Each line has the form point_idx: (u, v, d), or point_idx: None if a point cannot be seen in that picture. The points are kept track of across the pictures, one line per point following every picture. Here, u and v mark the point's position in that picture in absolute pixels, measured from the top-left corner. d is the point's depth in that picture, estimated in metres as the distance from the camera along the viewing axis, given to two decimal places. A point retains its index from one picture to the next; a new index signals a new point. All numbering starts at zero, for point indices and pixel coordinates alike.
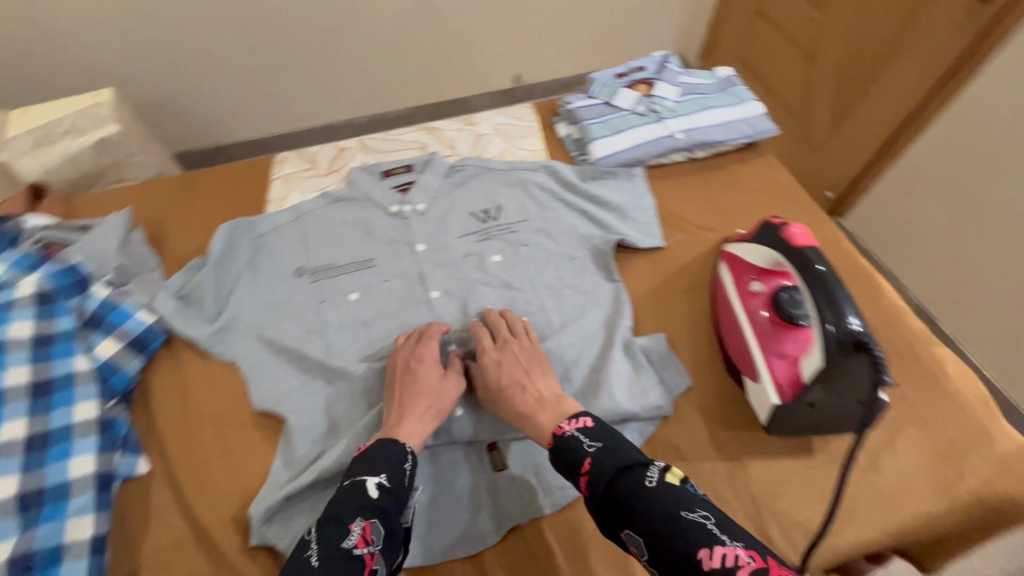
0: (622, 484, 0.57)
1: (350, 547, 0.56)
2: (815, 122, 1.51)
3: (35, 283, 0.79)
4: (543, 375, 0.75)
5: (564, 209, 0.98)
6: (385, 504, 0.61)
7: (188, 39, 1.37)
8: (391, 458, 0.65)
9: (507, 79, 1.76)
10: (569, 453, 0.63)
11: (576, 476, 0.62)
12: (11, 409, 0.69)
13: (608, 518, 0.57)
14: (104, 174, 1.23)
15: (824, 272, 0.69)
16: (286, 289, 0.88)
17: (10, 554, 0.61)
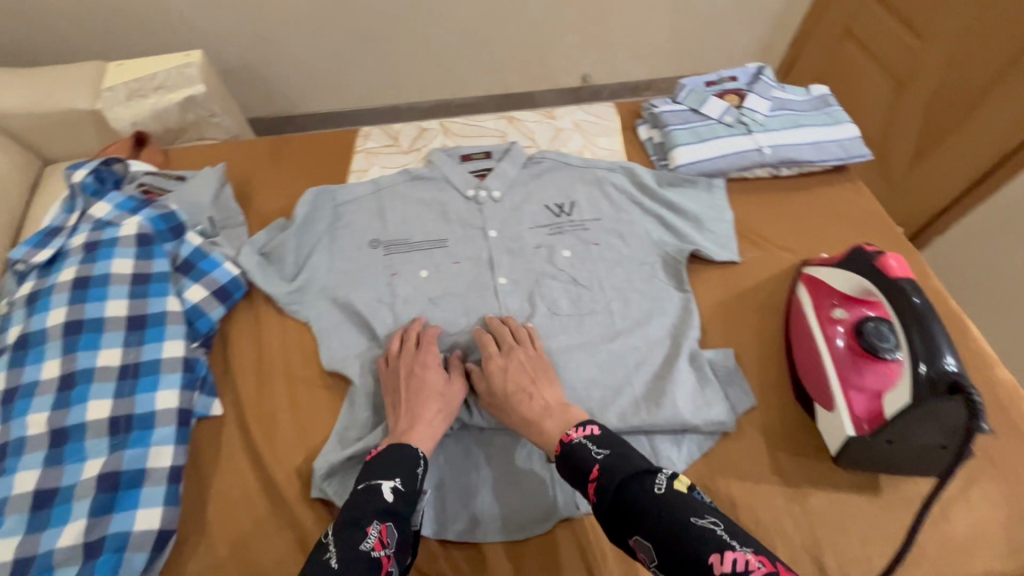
0: (630, 490, 0.55)
1: (367, 550, 0.55)
2: (900, 151, 1.46)
3: (138, 225, 0.84)
4: (548, 381, 0.74)
5: (640, 213, 0.95)
6: (400, 508, 0.60)
7: (276, 10, 1.42)
8: (403, 459, 0.64)
9: (576, 78, 1.75)
10: (577, 461, 0.61)
11: (584, 484, 0.60)
12: (111, 338, 0.75)
13: (614, 522, 0.55)
14: (185, 132, 1.28)
15: (920, 305, 0.66)
16: (360, 258, 0.89)
17: (101, 470, 0.66)
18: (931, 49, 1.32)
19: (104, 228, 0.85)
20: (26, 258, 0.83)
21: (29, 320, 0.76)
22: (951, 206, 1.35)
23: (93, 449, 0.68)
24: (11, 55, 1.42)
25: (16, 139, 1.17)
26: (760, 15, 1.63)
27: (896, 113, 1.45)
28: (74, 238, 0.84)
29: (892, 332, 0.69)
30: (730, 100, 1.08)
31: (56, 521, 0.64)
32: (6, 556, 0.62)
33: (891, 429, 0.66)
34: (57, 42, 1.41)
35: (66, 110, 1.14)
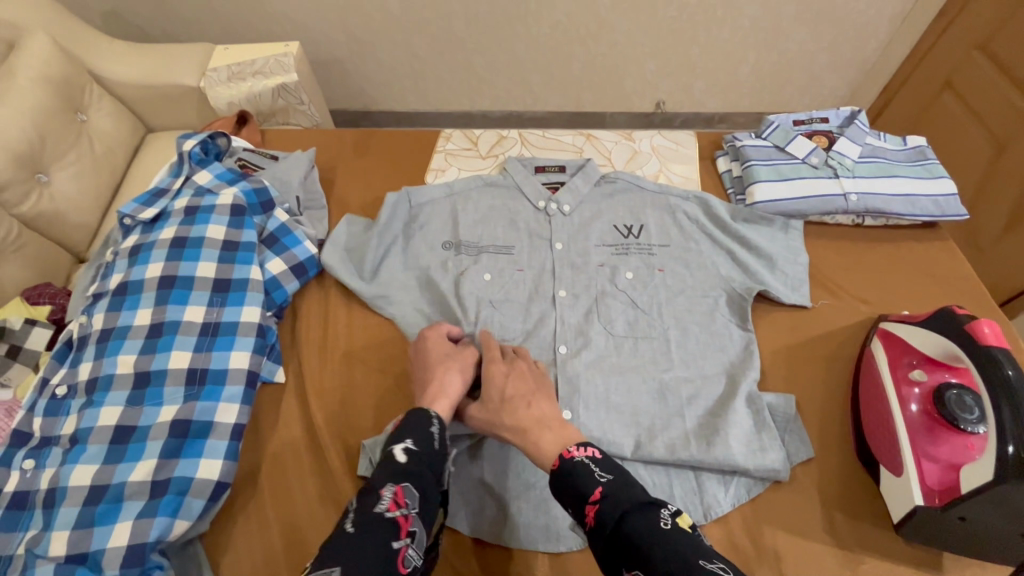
0: (631, 521, 0.52)
1: (383, 511, 0.53)
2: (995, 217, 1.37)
3: (233, 196, 0.90)
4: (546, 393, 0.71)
5: (710, 245, 0.93)
6: (412, 469, 0.59)
7: (372, 13, 1.50)
8: (415, 424, 0.64)
9: (650, 103, 1.75)
10: (575, 482, 0.59)
11: (580, 509, 0.57)
12: (198, 296, 0.81)
13: (612, 555, 0.53)
14: (275, 115, 1.36)
15: (1014, 379, 0.61)
16: (430, 254, 0.93)
17: (175, 416, 0.71)
18: None
19: (204, 195, 0.92)
20: (133, 213, 0.90)
21: (130, 270, 0.83)
22: None
23: (169, 396, 0.73)
24: (134, 32, 1.57)
25: (130, 106, 1.29)
26: (852, 59, 1.58)
27: (997, 174, 1.36)
28: (177, 201, 0.92)
29: (976, 405, 0.66)
30: (819, 141, 1.06)
31: (129, 457, 0.69)
32: (84, 480, 0.67)
33: (965, 506, 0.61)
34: (175, 23, 1.54)
35: (177, 86, 1.25)
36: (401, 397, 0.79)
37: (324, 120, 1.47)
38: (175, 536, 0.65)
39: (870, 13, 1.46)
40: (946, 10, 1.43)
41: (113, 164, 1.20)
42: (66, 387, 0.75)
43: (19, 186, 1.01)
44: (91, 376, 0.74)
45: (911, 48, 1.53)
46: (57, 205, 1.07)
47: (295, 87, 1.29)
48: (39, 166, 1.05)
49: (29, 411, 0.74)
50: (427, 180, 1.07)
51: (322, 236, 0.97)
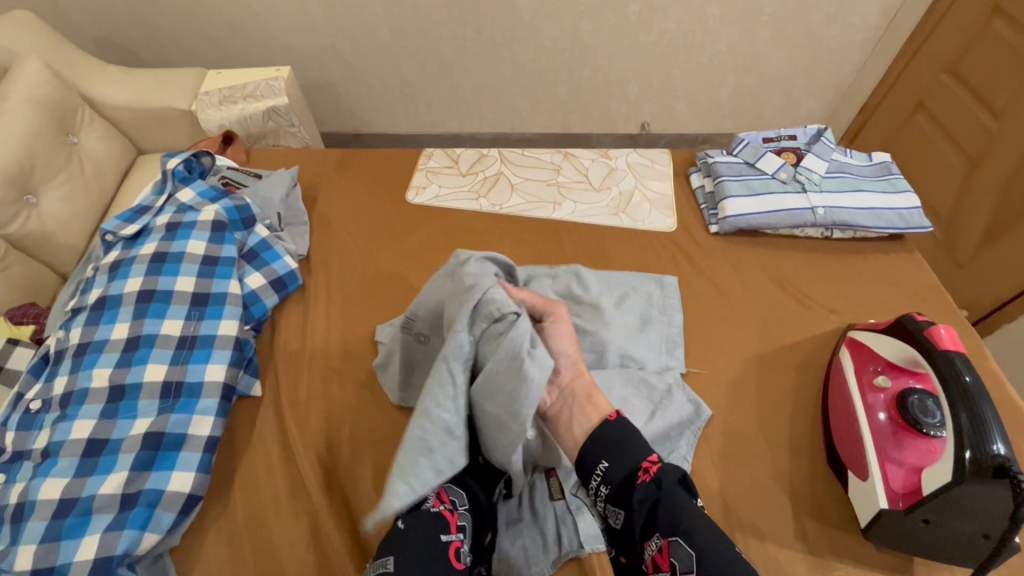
0: (677, 499, 0.62)
1: (429, 506, 0.64)
2: (967, 232, 1.42)
3: (215, 212, 0.92)
4: (563, 366, 0.73)
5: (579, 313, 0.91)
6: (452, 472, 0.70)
7: (362, 38, 1.55)
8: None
9: (635, 124, 1.80)
10: (632, 443, 0.66)
11: (631, 468, 0.64)
12: (176, 310, 0.82)
13: (648, 522, 0.63)
14: (265, 136, 1.39)
15: (971, 383, 0.63)
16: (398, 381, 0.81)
17: (148, 428, 0.71)
18: (1010, 131, 1.28)
19: (186, 212, 0.93)
20: (115, 230, 0.91)
21: (110, 285, 0.84)
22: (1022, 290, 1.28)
23: (144, 409, 0.73)
24: (129, 58, 1.60)
25: (122, 129, 1.31)
26: (831, 80, 1.65)
27: (971, 190, 1.40)
28: (159, 217, 0.93)
29: (938, 408, 0.68)
30: (786, 157, 1.09)
31: (101, 470, 0.68)
32: (53, 494, 0.66)
33: (927, 508, 0.62)
34: (171, 49, 1.58)
35: (166, 108, 1.27)
36: (360, 415, 0.80)
37: (314, 141, 1.49)
38: (143, 550, 0.65)
39: (841, 37, 1.53)
40: (915, 34, 1.49)
41: (102, 185, 1.21)
42: (40, 402, 0.75)
43: (7, 208, 1.02)
44: (66, 390, 0.74)
45: (883, 72, 1.59)
46: (44, 225, 1.08)
47: (286, 109, 1.32)
48: (28, 187, 1.07)
49: (2, 426, 0.74)
50: (408, 199, 1.09)
51: (303, 251, 0.98)
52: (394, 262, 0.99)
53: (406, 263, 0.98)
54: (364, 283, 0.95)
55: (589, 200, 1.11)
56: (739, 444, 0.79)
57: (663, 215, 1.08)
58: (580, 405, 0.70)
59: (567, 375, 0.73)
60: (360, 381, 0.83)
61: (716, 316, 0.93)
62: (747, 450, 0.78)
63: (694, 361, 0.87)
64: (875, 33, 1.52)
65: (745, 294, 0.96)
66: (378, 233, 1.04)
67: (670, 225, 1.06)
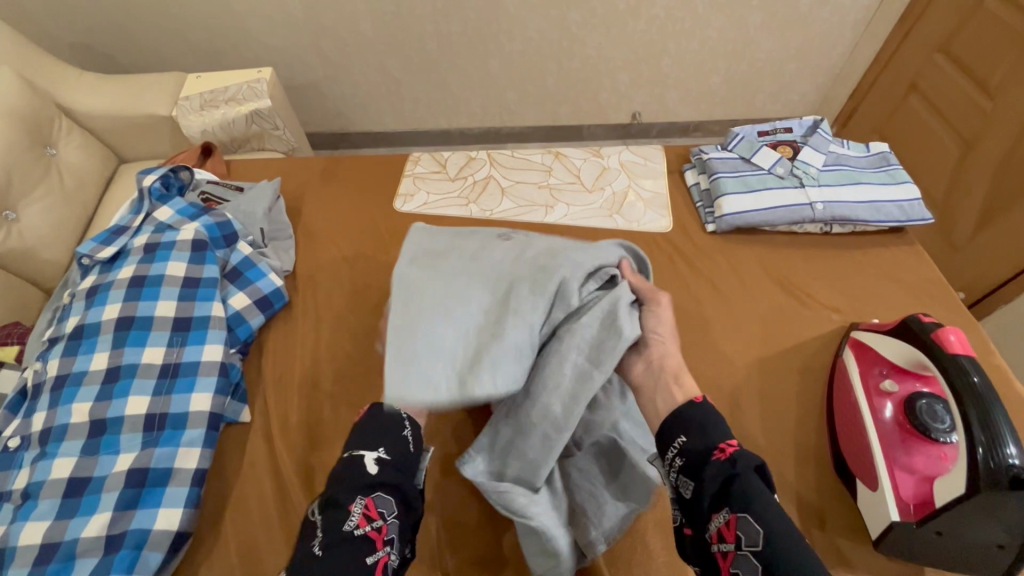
0: (754, 481, 0.55)
1: (351, 529, 0.59)
2: (960, 217, 1.39)
3: (195, 231, 0.89)
4: (654, 348, 0.72)
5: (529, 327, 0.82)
6: (383, 479, 0.63)
7: (342, 36, 1.50)
8: (386, 430, 0.67)
9: (626, 115, 1.76)
10: (715, 422, 0.61)
11: (708, 445, 0.59)
12: (157, 337, 0.78)
13: (719, 497, 0.55)
14: (250, 140, 1.33)
15: (980, 387, 0.62)
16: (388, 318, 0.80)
17: (131, 464, 0.68)
18: (1006, 111, 1.25)
19: (165, 231, 0.90)
20: (91, 253, 0.88)
21: (87, 312, 0.81)
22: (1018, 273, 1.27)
23: (126, 444, 0.70)
24: (107, 64, 1.55)
25: (101, 138, 1.27)
26: (823, 64, 1.62)
27: (966, 171, 1.37)
28: (136, 238, 0.90)
29: (947, 413, 0.67)
30: (783, 151, 1.07)
31: (83, 511, 0.66)
32: (34, 539, 0.64)
33: (940, 520, 0.61)
34: (148, 53, 1.53)
35: (146, 114, 1.23)
36: None
37: (301, 145, 1.43)
38: None
39: (833, 20, 1.50)
40: (908, 11, 1.45)
41: (84, 199, 1.18)
42: (18, 439, 0.72)
43: None
44: (45, 427, 0.71)
45: (875, 53, 1.56)
46: (25, 241, 1.05)
47: (269, 113, 1.26)
48: (6, 204, 1.03)
49: None
50: (395, 207, 1.06)
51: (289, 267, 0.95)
52: (382, 275, 0.95)
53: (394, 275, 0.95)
54: (354, 297, 0.92)
55: (582, 202, 1.09)
56: None
57: (658, 214, 1.06)
58: (666, 384, 0.69)
59: (655, 354, 0.72)
60: (352, 401, 0.81)
61: (715, 319, 0.90)
62: None
63: (695, 367, 0.85)
64: (866, 14, 1.49)
65: (744, 295, 0.93)
66: (365, 244, 1.00)
67: (666, 225, 1.04)
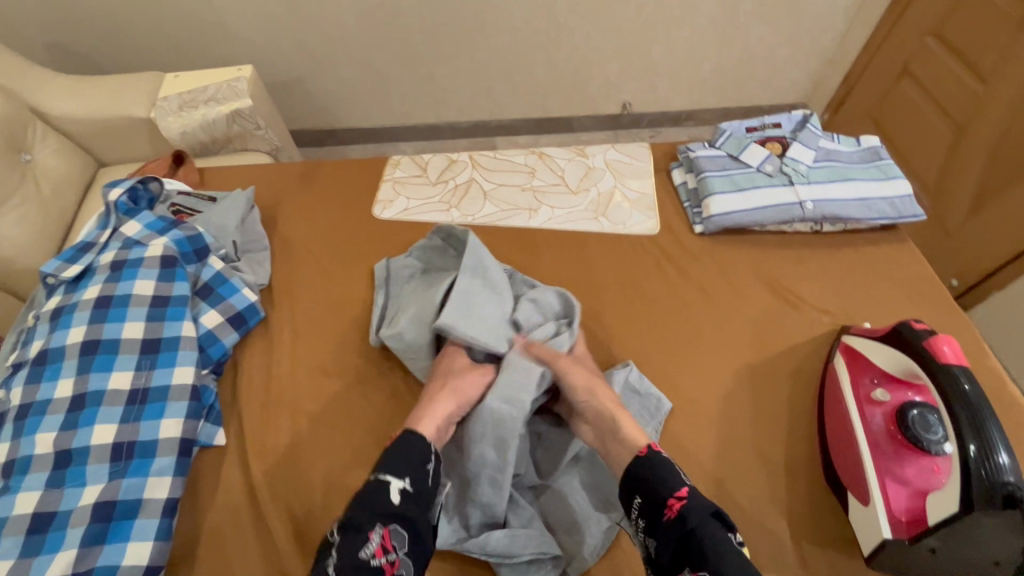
0: (711, 531, 0.58)
1: (368, 558, 0.58)
2: (950, 205, 1.37)
3: (164, 246, 0.86)
4: (584, 407, 0.73)
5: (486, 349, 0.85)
6: (404, 510, 0.62)
7: (321, 31, 1.45)
8: (412, 460, 0.65)
9: (616, 105, 1.73)
10: (659, 475, 0.64)
11: (658, 503, 0.62)
12: (124, 360, 0.76)
13: (679, 553, 0.59)
14: (231, 141, 1.28)
15: (973, 399, 0.61)
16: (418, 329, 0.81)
17: (97, 497, 0.66)
18: (996, 97, 1.22)
19: (132, 247, 0.87)
20: (56, 272, 0.84)
21: (51, 336, 0.78)
22: (1010, 261, 1.24)
23: (93, 475, 0.68)
24: (81, 64, 1.50)
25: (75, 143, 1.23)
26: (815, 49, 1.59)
27: (955, 160, 1.34)
28: (103, 255, 0.86)
29: (940, 423, 0.64)
30: (772, 148, 1.04)
31: (48, 548, 0.63)
32: None
33: (935, 537, 0.59)
34: (122, 51, 1.48)
35: (122, 117, 1.19)
36: (332, 462, 0.74)
37: (285, 146, 1.38)
38: None
39: (825, 4, 1.46)
40: None
41: (62, 206, 1.14)
42: None
43: None
44: (9, 458, 0.69)
45: (866, 39, 1.53)
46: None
47: (250, 111, 1.22)
48: None
49: None
50: (374, 213, 1.03)
51: (264, 281, 0.92)
52: (360, 287, 0.92)
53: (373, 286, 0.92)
54: (332, 311, 0.89)
55: (567, 204, 1.06)
56: (733, 465, 0.75)
57: (645, 215, 1.03)
58: (611, 442, 0.70)
59: (591, 413, 0.72)
60: (330, 420, 0.78)
61: (705, 324, 0.88)
62: (740, 471, 0.74)
63: (684, 375, 0.83)
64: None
65: (734, 298, 0.91)
66: (343, 254, 0.97)
67: (654, 226, 1.01)
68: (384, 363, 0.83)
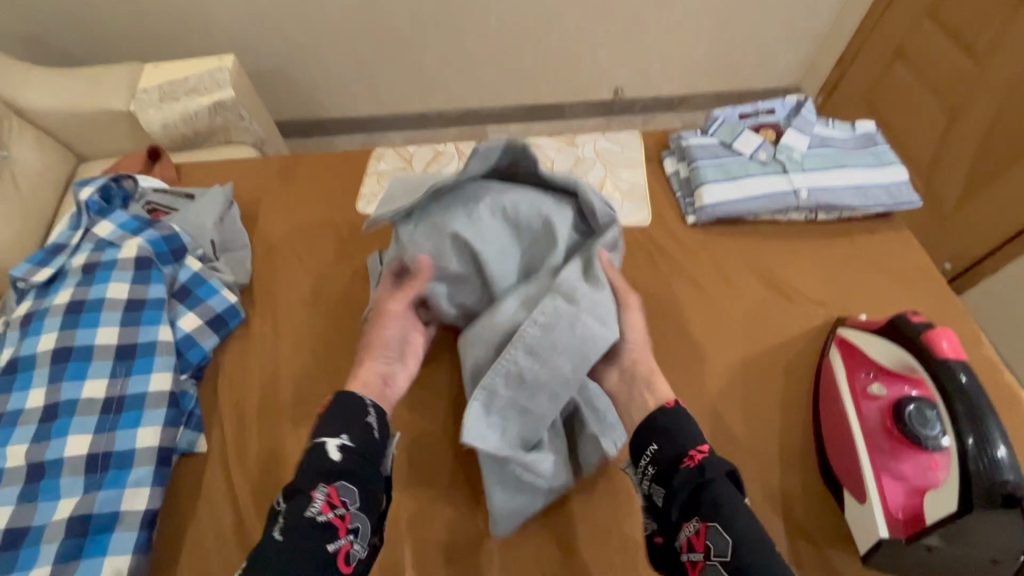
0: (724, 488, 0.58)
1: (314, 515, 0.57)
2: (943, 188, 1.34)
3: (138, 247, 0.82)
4: (633, 354, 0.73)
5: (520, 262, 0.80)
6: (347, 465, 0.61)
7: (302, 18, 1.40)
8: (352, 417, 0.65)
9: (608, 91, 1.69)
10: (684, 428, 0.63)
11: (680, 452, 0.61)
12: (98, 368, 0.73)
13: (689, 504, 0.58)
14: (213, 134, 1.23)
15: (974, 395, 0.59)
16: (451, 253, 0.76)
17: (72, 511, 0.64)
18: (991, 79, 1.20)
19: (105, 248, 0.83)
20: (26, 276, 0.81)
21: (21, 344, 0.75)
22: (1005, 241, 1.21)
23: (68, 488, 0.66)
24: (54, 56, 1.44)
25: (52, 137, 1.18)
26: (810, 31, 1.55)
27: (947, 144, 1.31)
28: (74, 257, 0.83)
29: (937, 419, 0.64)
30: (766, 135, 1.01)
31: (22, 565, 0.61)
32: None
33: (934, 536, 0.58)
34: (98, 42, 1.42)
35: (98, 111, 1.14)
36: None
37: (271, 137, 1.33)
38: None
39: None
40: None
41: (42, 204, 1.10)
42: None
43: None
44: None
45: (859, 22, 1.51)
46: None
47: (233, 102, 1.17)
48: None
49: None
50: (358, 208, 1.00)
51: (244, 281, 0.89)
52: (343, 284, 0.90)
53: (356, 284, 0.90)
54: (315, 311, 0.87)
55: None
56: (728, 462, 0.73)
57: (637, 206, 1.00)
58: (640, 391, 0.70)
59: (627, 360, 0.73)
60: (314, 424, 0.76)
61: (697, 318, 0.86)
62: (734, 469, 0.73)
63: (677, 370, 0.81)
64: None
65: (727, 290, 0.89)
66: (326, 251, 0.94)
67: (645, 218, 0.99)
68: None
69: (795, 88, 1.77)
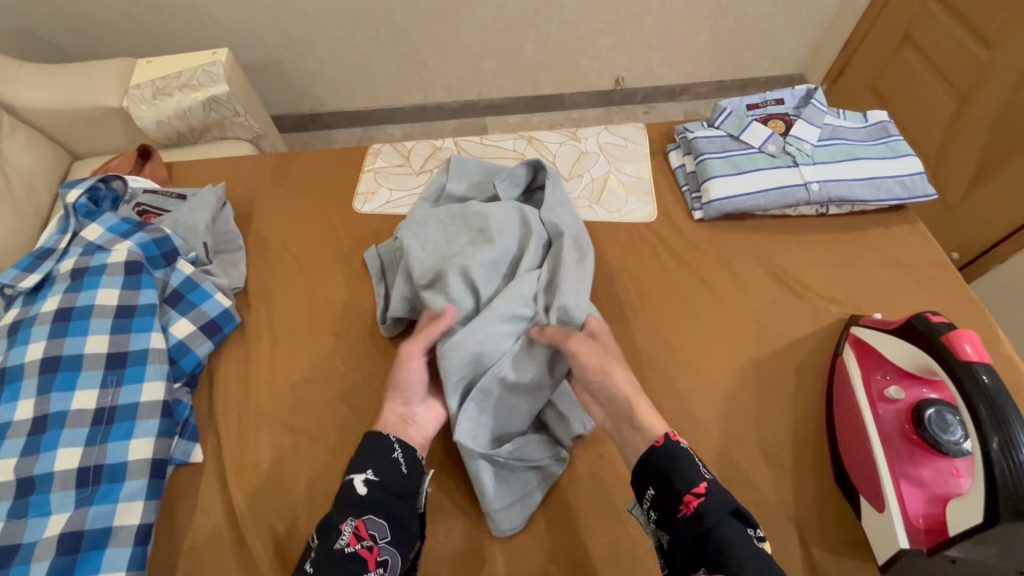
0: (727, 532, 0.53)
1: (342, 547, 0.57)
2: (950, 176, 1.30)
3: (127, 251, 0.80)
4: (601, 388, 0.68)
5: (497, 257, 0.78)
6: (373, 499, 0.61)
7: (293, 10, 1.36)
8: (377, 450, 0.64)
9: (609, 80, 1.65)
10: (678, 467, 0.59)
11: (674, 495, 0.57)
12: (89, 378, 0.71)
13: (693, 553, 0.54)
14: (209, 129, 1.21)
15: (1002, 399, 0.55)
16: (431, 262, 0.79)
17: (63, 528, 0.62)
18: (1003, 61, 1.14)
19: (94, 252, 0.81)
20: (12, 282, 0.79)
21: (8, 353, 0.73)
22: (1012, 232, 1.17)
23: (58, 504, 0.64)
24: (44, 53, 1.41)
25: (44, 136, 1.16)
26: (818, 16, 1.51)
27: (957, 130, 1.27)
28: (62, 263, 0.80)
29: (958, 423, 0.61)
30: (775, 126, 0.98)
31: None
32: None
33: (960, 548, 0.56)
34: (88, 35, 1.38)
35: (87, 108, 1.11)
36: (314, 478, 0.70)
37: (267, 132, 1.30)
38: None
39: None
40: None
41: (34, 204, 1.07)
42: None
43: None
44: None
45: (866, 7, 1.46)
46: None
47: (227, 98, 1.14)
48: None
49: None
50: (354, 207, 0.97)
51: (239, 284, 0.87)
52: (341, 287, 0.87)
53: (354, 286, 0.87)
54: (311, 314, 0.84)
55: None
56: (739, 467, 0.71)
57: (642, 202, 0.97)
58: (627, 429, 0.65)
59: (608, 397, 0.68)
60: (310, 431, 0.74)
61: (706, 318, 0.83)
62: (746, 474, 0.71)
63: (683, 372, 0.79)
64: None
65: (737, 289, 0.86)
66: (322, 252, 0.92)
67: (651, 214, 0.96)
68: (370, 367, 0.79)
69: (800, 76, 1.73)
